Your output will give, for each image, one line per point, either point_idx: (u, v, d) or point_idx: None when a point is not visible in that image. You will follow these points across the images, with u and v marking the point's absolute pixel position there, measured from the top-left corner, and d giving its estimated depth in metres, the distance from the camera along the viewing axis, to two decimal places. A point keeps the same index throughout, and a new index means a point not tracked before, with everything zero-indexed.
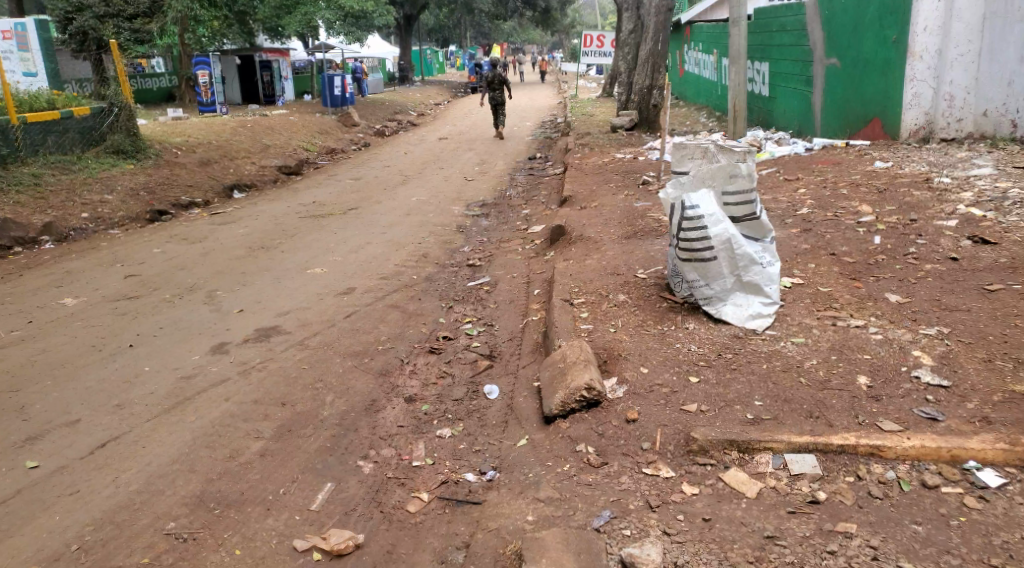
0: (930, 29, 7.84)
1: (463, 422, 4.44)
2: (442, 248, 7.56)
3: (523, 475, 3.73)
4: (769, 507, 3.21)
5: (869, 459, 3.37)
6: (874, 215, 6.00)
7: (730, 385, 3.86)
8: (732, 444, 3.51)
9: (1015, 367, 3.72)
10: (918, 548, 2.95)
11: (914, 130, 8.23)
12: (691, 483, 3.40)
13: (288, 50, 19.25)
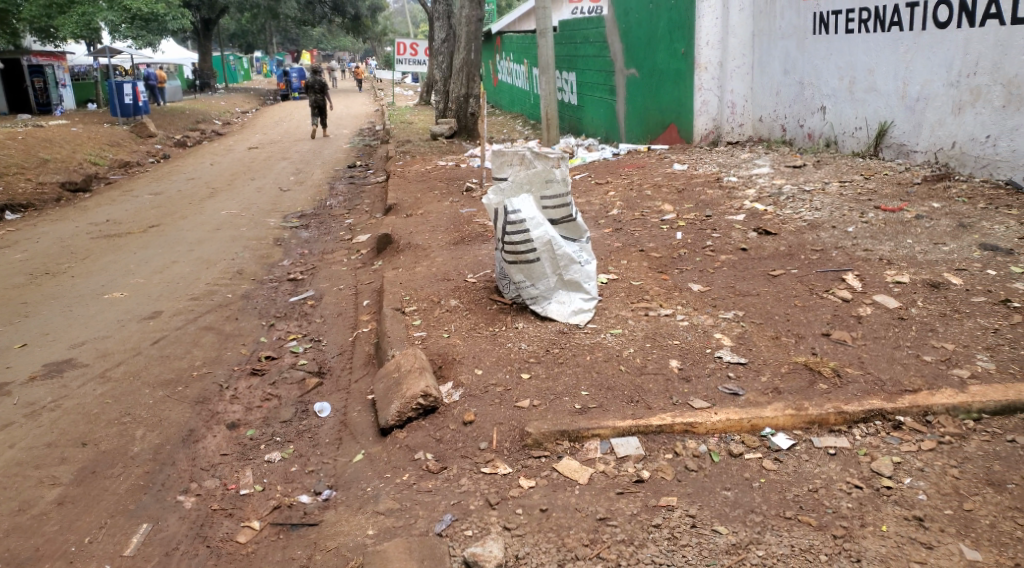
0: (711, 44, 8.82)
1: (293, 444, 4.42)
2: (260, 264, 7.47)
3: (360, 491, 3.77)
4: (600, 491, 3.42)
5: (684, 435, 3.66)
6: (675, 213, 6.60)
7: (558, 378, 4.10)
8: (563, 434, 3.72)
9: (797, 342, 4.22)
10: (728, 512, 3.25)
11: (705, 135, 9.20)
12: (527, 476, 3.57)
13: (61, 54, 18.12)
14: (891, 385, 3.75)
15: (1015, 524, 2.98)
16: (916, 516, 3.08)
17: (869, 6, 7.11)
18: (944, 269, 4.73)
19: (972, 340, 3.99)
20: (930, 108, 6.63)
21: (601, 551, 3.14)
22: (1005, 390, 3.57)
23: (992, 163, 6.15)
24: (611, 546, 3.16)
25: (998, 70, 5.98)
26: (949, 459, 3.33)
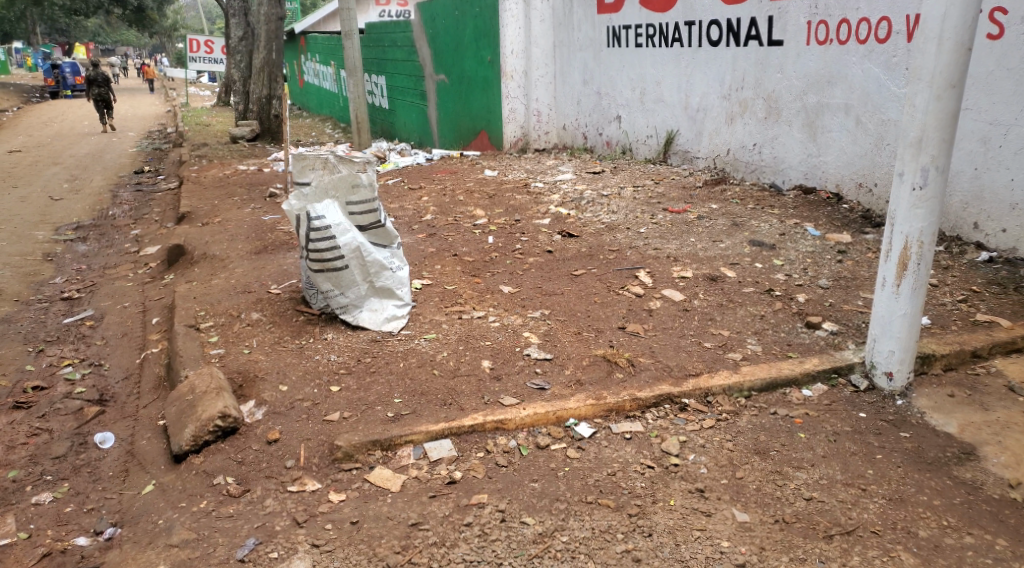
0: (515, 53, 9.09)
1: (68, 482, 3.92)
2: (24, 283, 6.87)
3: (151, 525, 3.43)
4: (412, 497, 3.40)
5: (495, 433, 3.73)
6: (486, 218, 6.80)
7: (371, 389, 4.06)
8: (376, 443, 3.65)
9: (596, 336, 4.46)
10: (535, 502, 3.33)
11: (513, 142, 9.49)
12: (338, 490, 3.47)
13: None
14: (677, 370, 4.06)
15: (776, 485, 3.36)
16: (697, 488, 3.36)
17: (655, 23, 7.69)
18: (720, 264, 5.24)
19: (743, 326, 4.45)
20: (707, 118, 7.27)
21: (412, 556, 3.12)
22: (769, 368, 4.01)
23: (758, 168, 6.85)
24: (423, 550, 3.14)
25: (760, 86, 6.66)
26: (724, 434, 3.67)
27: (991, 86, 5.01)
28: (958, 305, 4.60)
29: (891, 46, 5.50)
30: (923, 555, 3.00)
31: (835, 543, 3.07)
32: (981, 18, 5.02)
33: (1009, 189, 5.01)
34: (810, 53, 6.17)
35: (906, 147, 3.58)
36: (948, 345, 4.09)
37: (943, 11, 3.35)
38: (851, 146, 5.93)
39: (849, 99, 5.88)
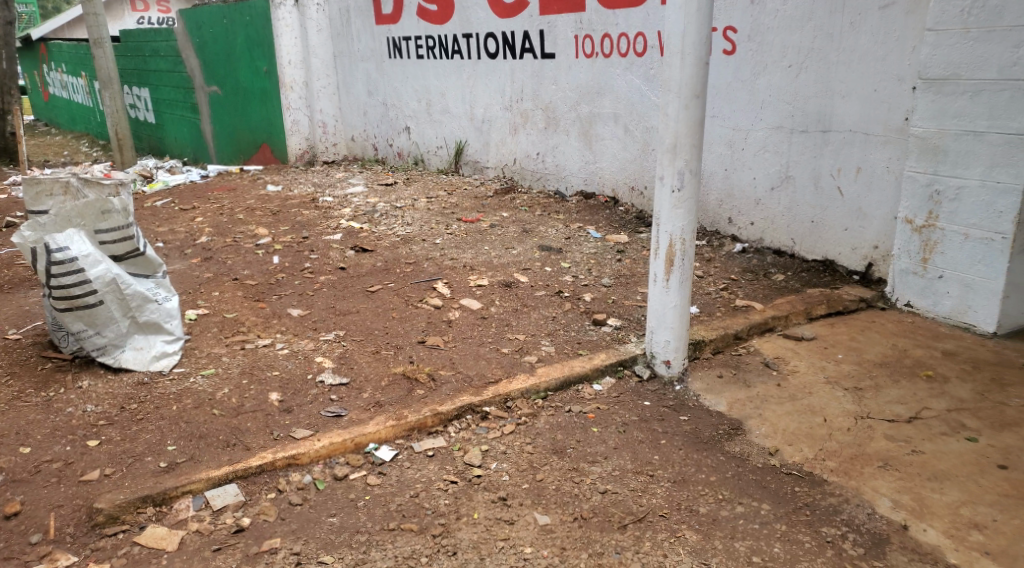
0: (293, 63, 8.93)
1: None
2: None
3: None
4: (193, 553, 3.24)
5: (288, 469, 3.63)
6: (270, 236, 6.60)
7: (138, 438, 3.82)
8: (146, 499, 3.43)
9: (395, 353, 4.47)
10: (334, 539, 3.29)
11: (299, 154, 9.32)
12: (99, 561, 3.23)
13: None
14: (477, 379, 4.16)
15: (574, 482, 3.54)
16: (501, 496, 3.47)
17: (433, 35, 7.80)
18: (513, 270, 5.41)
19: (537, 329, 4.64)
20: (493, 129, 7.49)
21: None
22: (563, 367, 4.22)
23: (543, 176, 7.15)
24: None
25: (538, 97, 6.96)
26: (524, 438, 3.82)
27: (731, 96, 5.67)
28: (720, 293, 5.13)
29: (648, 59, 5.92)
30: (703, 530, 3.29)
31: (628, 533, 3.28)
32: (717, 36, 5.65)
33: (752, 186, 5.67)
34: (580, 66, 6.52)
35: (663, 153, 3.89)
36: (714, 331, 4.53)
37: (683, 29, 3.66)
38: (622, 152, 6.33)
39: (617, 110, 6.28)
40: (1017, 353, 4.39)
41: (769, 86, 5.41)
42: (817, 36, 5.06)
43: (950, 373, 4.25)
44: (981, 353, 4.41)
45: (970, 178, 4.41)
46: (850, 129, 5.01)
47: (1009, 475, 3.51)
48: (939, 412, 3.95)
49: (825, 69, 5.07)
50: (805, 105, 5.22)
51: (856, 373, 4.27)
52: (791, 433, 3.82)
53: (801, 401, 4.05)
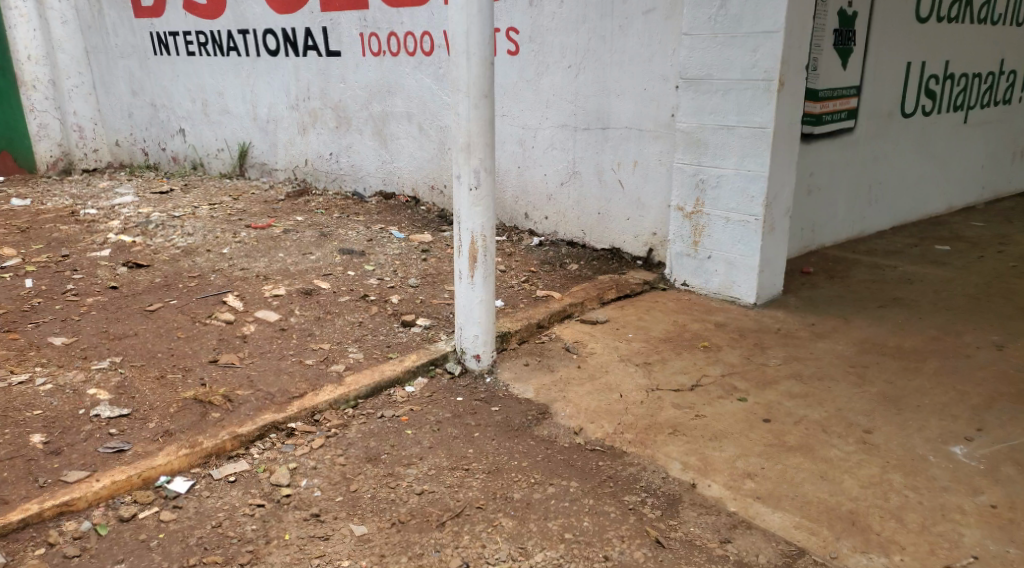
0: (35, 59, 8.59)
1: None
2: None
3: None
4: None
5: (60, 518, 3.33)
6: (19, 256, 5.96)
7: None
8: None
9: (184, 377, 4.22)
10: None
11: (51, 163, 8.93)
12: None
13: None
14: (279, 395, 4.03)
15: (389, 488, 3.55)
16: (313, 513, 3.40)
17: (204, 30, 7.54)
18: (312, 277, 5.30)
19: (343, 336, 4.58)
20: (280, 129, 7.29)
21: None
22: (373, 373, 4.21)
23: (339, 178, 7.03)
24: None
25: (326, 96, 6.82)
26: (334, 449, 3.76)
27: (517, 96, 6.21)
28: (521, 285, 5.55)
29: (436, 58, 5.97)
30: (519, 516, 3.44)
31: (447, 529, 3.35)
32: (501, 37, 6.16)
33: (545, 182, 6.26)
34: (367, 64, 6.45)
35: (457, 151, 3.94)
36: (519, 321, 4.89)
37: (466, 28, 3.74)
38: (419, 152, 6.36)
39: (410, 108, 6.30)
40: (773, 319, 5.15)
41: (552, 85, 5.98)
42: (592, 38, 5.65)
43: (722, 341, 4.91)
44: (745, 321, 5.12)
45: (726, 168, 5.10)
46: (626, 126, 5.63)
47: (773, 427, 4.03)
48: (715, 377, 4.49)
49: (602, 69, 5.66)
50: (585, 103, 5.82)
51: (644, 349, 4.78)
52: (592, 411, 4.14)
53: (599, 380, 4.42)
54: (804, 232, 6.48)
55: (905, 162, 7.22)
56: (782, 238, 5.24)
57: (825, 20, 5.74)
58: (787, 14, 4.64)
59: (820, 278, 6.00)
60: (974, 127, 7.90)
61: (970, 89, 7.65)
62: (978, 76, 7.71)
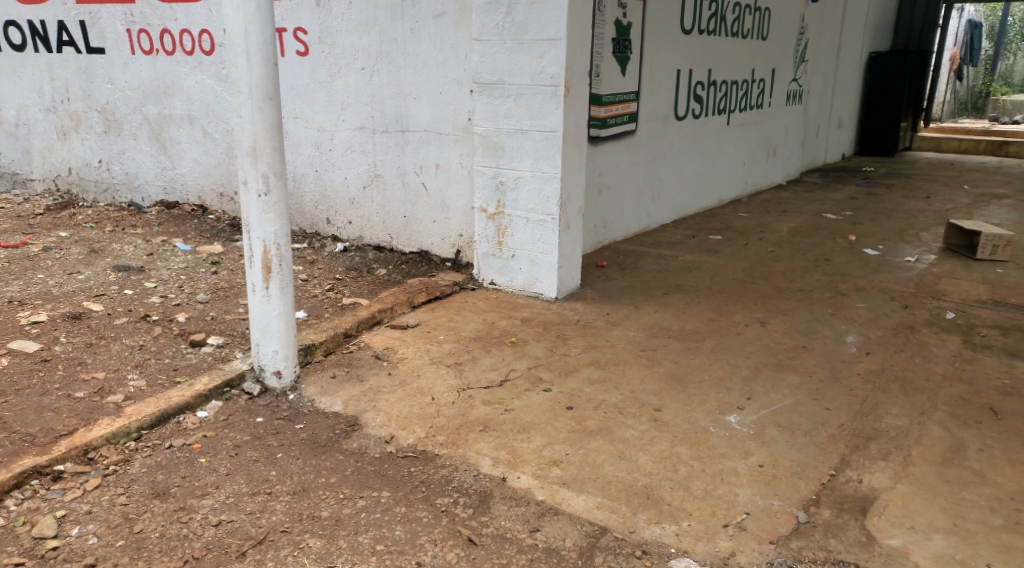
0: None
1: None
2: None
3: None
4: None
5: None
6: None
7: None
8: None
9: None
10: None
11: None
12: None
13: None
14: (43, 436, 3.63)
15: (181, 523, 3.30)
16: (88, 563, 3.08)
17: None
18: (81, 299, 4.88)
19: (121, 363, 4.23)
20: (34, 134, 7.30)
21: None
22: (157, 402, 3.92)
23: (111, 187, 7.12)
24: None
25: (91, 98, 6.90)
26: (114, 489, 3.45)
27: (311, 97, 6.22)
28: (326, 293, 5.44)
29: (217, 57, 6.19)
30: (327, 534, 3.33)
31: (248, 559, 3.16)
32: (289, 37, 6.15)
33: (346, 185, 6.30)
34: (138, 63, 6.58)
35: (243, 156, 3.85)
36: (324, 333, 4.76)
37: (244, 28, 3.66)
38: (203, 157, 6.54)
39: (191, 111, 6.46)
40: (573, 312, 5.48)
41: (346, 87, 6.04)
42: (384, 41, 5.76)
43: (528, 336, 5.12)
44: (549, 315, 5.41)
45: (523, 170, 5.39)
46: (425, 129, 5.79)
47: (575, 414, 4.26)
48: (522, 370, 4.68)
49: (395, 71, 5.79)
50: (382, 106, 5.91)
51: (455, 350, 4.88)
52: (404, 418, 4.12)
53: (411, 385, 4.44)
54: (597, 229, 6.74)
55: (682, 161, 7.70)
56: (577, 235, 5.62)
57: (603, 28, 6.01)
58: (568, 24, 4.98)
59: (613, 271, 6.36)
60: (736, 128, 8.58)
61: (730, 95, 8.29)
62: (736, 84, 8.35)
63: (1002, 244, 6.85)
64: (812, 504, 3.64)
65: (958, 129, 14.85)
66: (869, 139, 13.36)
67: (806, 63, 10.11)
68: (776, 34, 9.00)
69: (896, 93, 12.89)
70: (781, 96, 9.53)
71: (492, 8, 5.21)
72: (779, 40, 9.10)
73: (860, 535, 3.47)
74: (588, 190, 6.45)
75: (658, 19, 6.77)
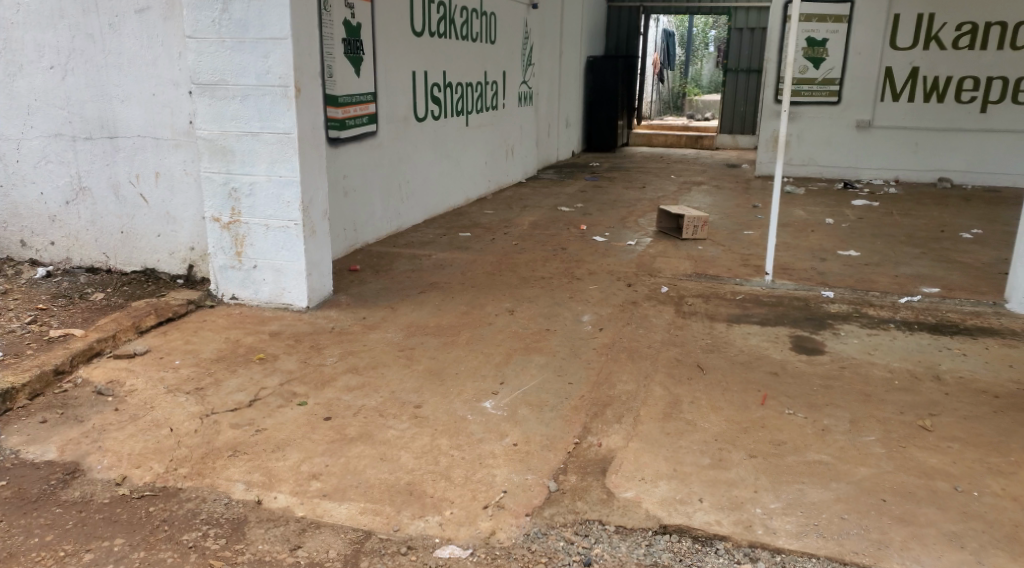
0: None
1: None
2: None
3: None
4: None
5: None
6: None
7: None
8: None
9: None
10: None
11: None
12: None
13: None
14: None
15: None
16: None
17: None
18: None
19: None
20: None
21: None
22: None
23: None
24: None
25: None
26: None
27: None
28: (28, 327, 4.73)
29: None
30: None
31: None
32: None
33: (42, 203, 5.56)
34: None
35: None
36: (27, 373, 4.18)
37: None
38: None
39: None
40: (326, 320, 5.23)
41: (31, 88, 5.32)
42: (75, 36, 5.14)
43: (278, 350, 4.80)
44: (300, 325, 5.12)
45: (258, 175, 5.05)
46: (138, 135, 5.23)
47: (334, 423, 4.08)
48: (273, 388, 4.39)
49: (93, 70, 5.19)
50: (82, 110, 5.28)
51: (194, 375, 4.46)
52: (137, 455, 3.76)
53: (143, 420, 4.02)
54: (346, 233, 6.50)
55: (426, 161, 7.66)
56: (325, 240, 5.37)
57: (332, 29, 5.82)
58: (293, 23, 4.73)
59: (367, 275, 6.16)
60: (475, 129, 8.71)
61: (466, 97, 8.39)
62: (470, 86, 8.47)
63: (701, 225, 7.56)
64: (559, 472, 3.78)
65: (664, 126, 16.24)
66: (593, 137, 14.24)
67: (532, 67, 10.52)
68: (503, 37, 9.26)
69: (611, 95, 13.91)
70: (513, 98, 9.84)
71: (205, 4, 4.81)
72: (506, 44, 9.38)
73: (601, 493, 3.64)
74: (332, 193, 6.19)
75: (388, 20, 6.68)
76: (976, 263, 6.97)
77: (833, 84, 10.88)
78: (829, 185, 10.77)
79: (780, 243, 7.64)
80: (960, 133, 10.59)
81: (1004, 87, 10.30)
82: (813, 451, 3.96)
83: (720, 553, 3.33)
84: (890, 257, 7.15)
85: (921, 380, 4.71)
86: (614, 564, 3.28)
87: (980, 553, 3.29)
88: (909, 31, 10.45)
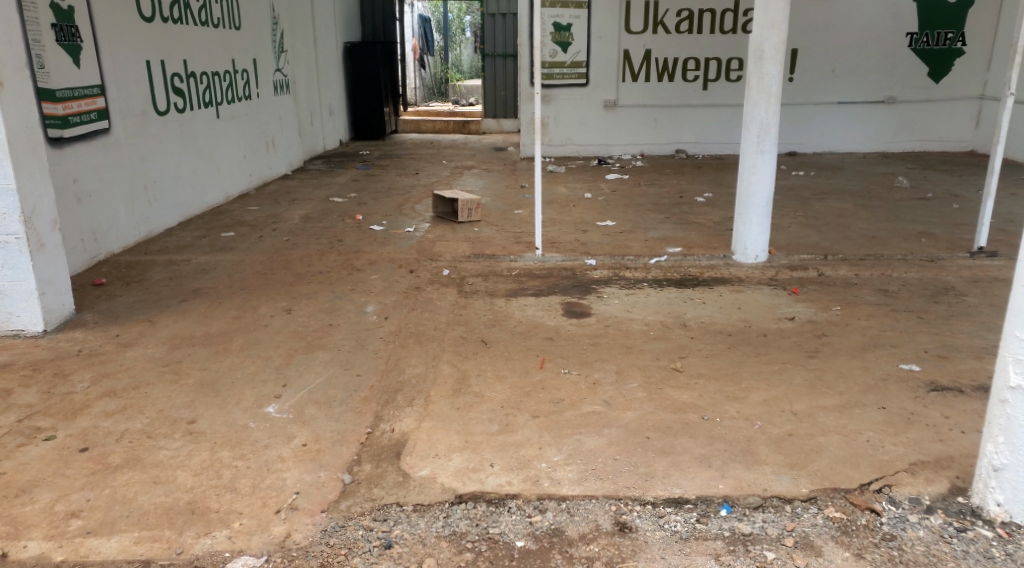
0: None
1: None
2: None
3: None
4: None
5: None
6: None
7: None
8: None
9: None
10: None
11: None
12: None
13: None
14: None
15: None
16: None
17: None
18: None
19: None
20: None
21: None
22: None
23: None
24: None
25: None
26: None
27: None
28: None
29: None
30: None
31: None
32: None
33: None
34: None
35: None
36: None
37: None
38: None
39: None
40: (70, 342, 4.51)
41: None
42: None
43: (12, 385, 4.08)
44: (37, 353, 4.38)
45: None
46: None
47: (93, 454, 3.53)
48: (10, 426, 3.72)
49: None
50: None
51: None
52: None
53: None
54: (86, 243, 5.71)
55: (174, 158, 6.92)
56: (59, 254, 4.64)
57: (35, 12, 5.05)
58: None
59: (116, 287, 5.44)
60: (227, 121, 8.02)
61: (213, 87, 7.70)
62: (216, 74, 7.78)
63: (475, 207, 7.49)
64: (354, 463, 3.52)
65: (431, 113, 16.10)
66: (360, 125, 13.80)
67: (285, 53, 9.90)
68: (249, 24, 8.61)
69: (375, 82, 13.53)
70: (267, 87, 9.20)
71: None
72: (253, 29, 8.72)
73: (396, 476, 3.44)
74: (60, 201, 5.38)
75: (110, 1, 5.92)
76: (709, 223, 7.45)
77: (581, 67, 11.23)
78: (586, 162, 11.16)
79: (547, 219, 7.73)
80: (687, 109, 11.40)
81: (719, 68, 11.16)
82: (586, 403, 3.97)
83: (513, 510, 3.27)
84: (639, 224, 7.46)
85: (670, 328, 4.90)
86: (414, 543, 3.12)
87: (723, 468, 3.46)
88: (639, 17, 10.98)
